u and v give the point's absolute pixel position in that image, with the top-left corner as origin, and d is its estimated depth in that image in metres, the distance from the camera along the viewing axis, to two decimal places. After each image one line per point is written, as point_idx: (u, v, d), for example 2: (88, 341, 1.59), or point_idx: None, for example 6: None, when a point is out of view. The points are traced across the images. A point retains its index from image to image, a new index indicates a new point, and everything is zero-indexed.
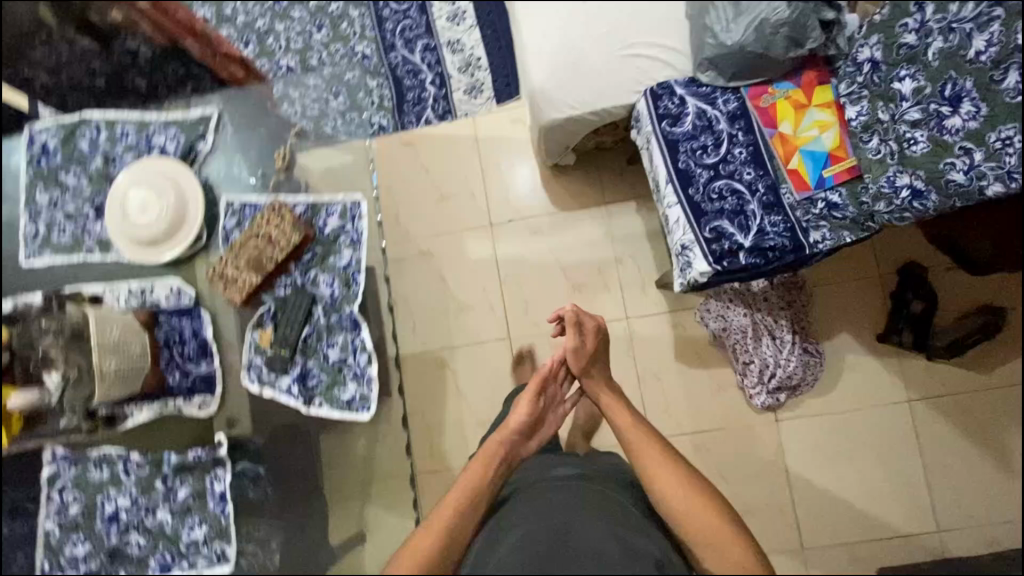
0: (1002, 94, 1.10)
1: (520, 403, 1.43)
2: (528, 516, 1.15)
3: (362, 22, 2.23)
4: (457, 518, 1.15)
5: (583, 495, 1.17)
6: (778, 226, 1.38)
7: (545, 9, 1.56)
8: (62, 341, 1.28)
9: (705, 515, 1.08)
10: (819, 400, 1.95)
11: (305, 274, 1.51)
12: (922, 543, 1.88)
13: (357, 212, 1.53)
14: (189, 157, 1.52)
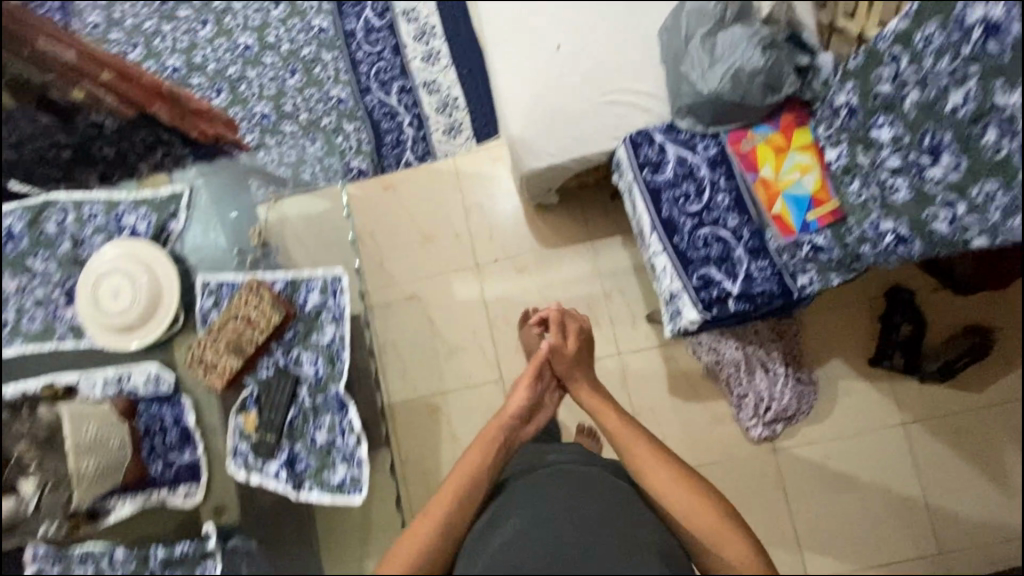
0: (983, 150, 1.03)
1: (517, 391, 1.29)
2: (527, 502, 1.01)
3: (336, 65, 2.20)
4: (454, 507, 1.04)
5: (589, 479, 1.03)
6: (765, 271, 1.38)
7: (520, 61, 1.56)
8: (36, 447, 1.15)
9: (715, 518, 1.01)
10: (816, 428, 1.94)
11: (288, 354, 1.42)
12: (926, 566, 1.88)
13: (338, 287, 1.46)
14: (161, 238, 1.45)
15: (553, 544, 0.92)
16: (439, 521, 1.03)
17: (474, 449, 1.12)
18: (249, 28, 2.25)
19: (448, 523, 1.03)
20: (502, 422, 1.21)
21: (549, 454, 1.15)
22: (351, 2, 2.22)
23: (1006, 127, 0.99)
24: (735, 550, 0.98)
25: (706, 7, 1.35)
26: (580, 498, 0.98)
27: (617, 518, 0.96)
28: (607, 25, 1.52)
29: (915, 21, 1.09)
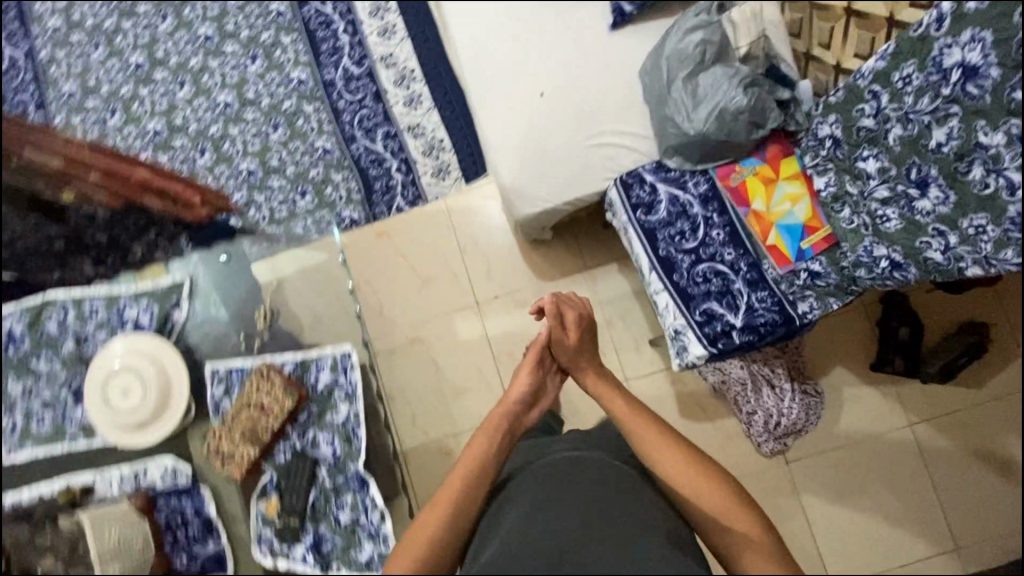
0: (970, 185, 1.05)
1: (519, 376, 1.31)
2: (533, 492, 1.02)
3: (319, 116, 2.21)
4: (462, 498, 1.06)
5: (595, 465, 1.04)
6: (766, 301, 1.40)
7: (505, 110, 1.58)
8: (62, 562, 1.28)
9: (719, 493, 1.05)
10: (826, 437, 1.97)
11: (303, 434, 1.43)
12: (946, 562, 1.91)
13: (347, 363, 1.47)
14: (165, 330, 1.48)
15: (557, 534, 0.94)
16: (447, 514, 1.04)
17: (477, 438, 1.13)
18: (227, 85, 2.25)
19: (455, 516, 1.05)
20: (506, 410, 1.22)
21: (553, 445, 1.16)
22: (329, 52, 2.22)
23: (992, 165, 1.01)
24: (741, 522, 1.02)
25: (687, 47, 1.35)
26: (586, 487, 1.00)
27: (623, 505, 0.98)
28: (588, 69, 1.54)
29: (894, 61, 1.11)
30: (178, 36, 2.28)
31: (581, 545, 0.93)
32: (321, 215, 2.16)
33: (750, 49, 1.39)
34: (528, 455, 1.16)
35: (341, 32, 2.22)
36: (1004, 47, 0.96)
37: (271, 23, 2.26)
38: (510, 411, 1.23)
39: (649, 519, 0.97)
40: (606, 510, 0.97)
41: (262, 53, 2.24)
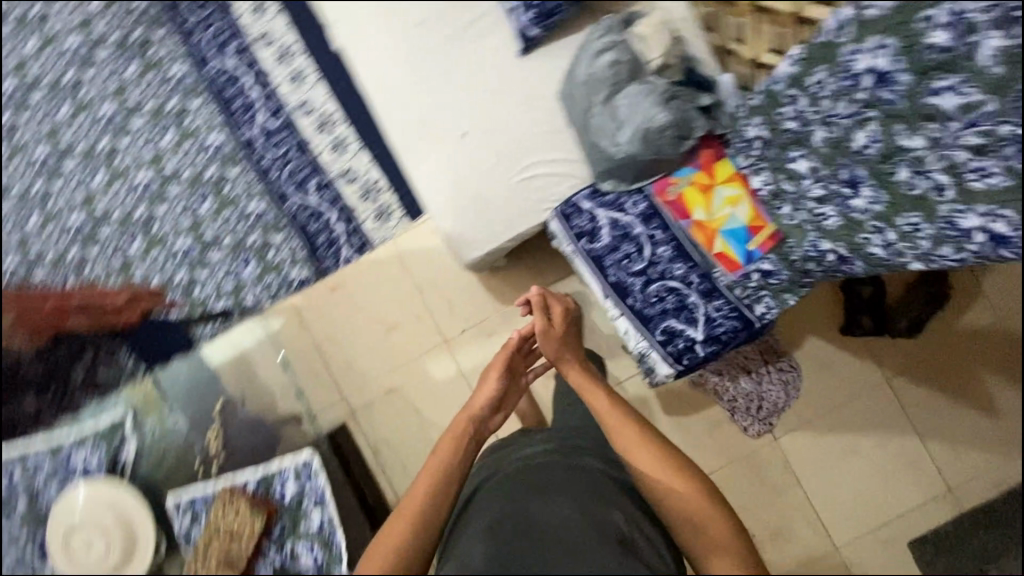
0: (900, 185, 1.05)
1: (488, 378, 1.47)
2: (499, 493, 1.17)
3: (245, 178, 2.11)
4: (428, 501, 1.15)
5: (560, 469, 1.20)
6: (723, 309, 1.38)
7: (429, 156, 1.53)
8: None
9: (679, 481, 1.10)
10: (808, 407, 2.00)
11: (282, 550, 1.54)
12: (938, 504, 1.97)
13: (310, 470, 1.62)
14: (117, 471, 1.56)
15: (522, 534, 1.06)
16: (416, 521, 1.13)
17: (448, 436, 1.29)
18: (144, 163, 2.15)
19: (426, 525, 1.13)
20: (472, 411, 1.39)
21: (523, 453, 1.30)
22: (242, 110, 2.12)
23: (916, 167, 1.02)
24: (701, 513, 1.06)
25: (598, 70, 1.29)
26: (550, 491, 1.13)
27: (584, 502, 1.10)
28: (505, 100, 1.48)
29: (805, 66, 1.10)
30: (80, 121, 2.17)
31: (540, 545, 1.04)
32: (269, 281, 2.09)
33: (664, 57, 1.32)
34: (496, 464, 1.31)
35: (250, 86, 2.11)
36: (911, 53, 0.96)
37: (174, 89, 2.14)
38: (476, 415, 1.39)
39: (606, 517, 1.07)
40: (565, 509, 1.08)
41: (173, 123, 2.14)
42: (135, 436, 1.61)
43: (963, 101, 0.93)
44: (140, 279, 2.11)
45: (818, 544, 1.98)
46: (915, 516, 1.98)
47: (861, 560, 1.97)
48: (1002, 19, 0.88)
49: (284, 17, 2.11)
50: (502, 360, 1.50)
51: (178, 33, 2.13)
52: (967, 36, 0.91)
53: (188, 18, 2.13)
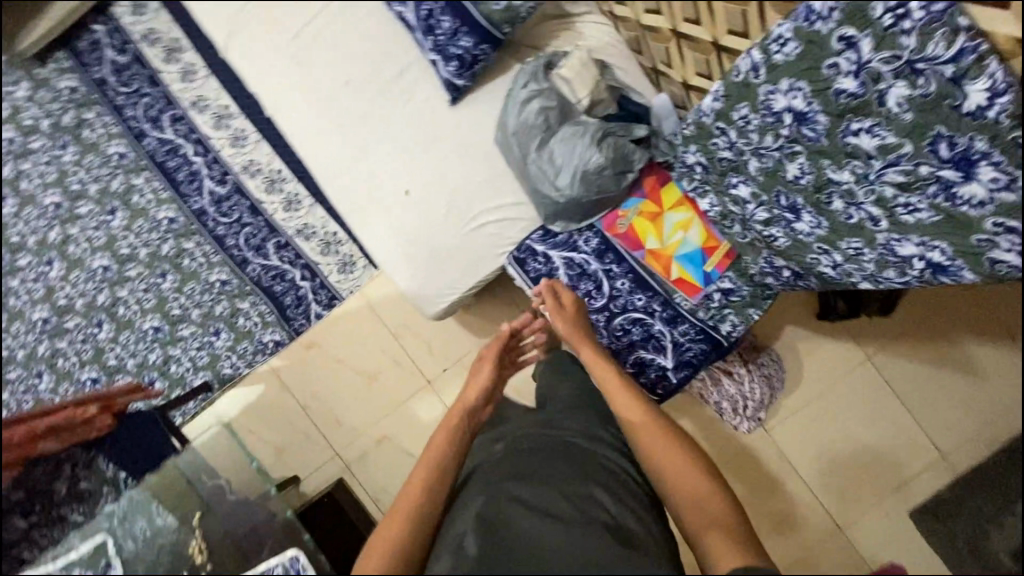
0: (838, 215, 1.04)
1: (478, 369, 1.38)
2: (495, 472, 1.09)
3: (202, 249, 2.08)
4: (427, 487, 1.08)
5: (554, 446, 1.12)
6: (689, 333, 1.38)
7: (377, 218, 1.50)
8: None
9: (680, 458, 1.04)
10: (794, 395, 2.01)
11: None
12: (933, 470, 1.98)
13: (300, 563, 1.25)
14: None
15: (518, 520, 0.99)
16: (413, 512, 1.04)
17: (442, 431, 1.17)
18: (97, 249, 2.10)
19: (421, 516, 1.04)
20: (464, 405, 1.28)
21: (518, 424, 1.22)
22: (187, 180, 2.07)
23: (849, 200, 1.01)
24: (702, 494, 1.00)
25: (527, 118, 1.26)
26: (548, 473, 1.06)
27: (583, 487, 1.03)
28: (442, 153, 1.45)
29: (725, 103, 1.08)
30: (28, 215, 2.13)
31: (537, 532, 0.97)
32: (243, 348, 2.07)
33: (592, 96, 1.29)
34: (491, 437, 1.22)
35: (192, 155, 2.07)
36: (823, 97, 0.96)
37: (115, 169, 2.09)
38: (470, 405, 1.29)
39: (602, 505, 1.01)
40: (563, 495, 1.01)
41: (120, 204, 2.09)
42: (120, 556, 1.29)
43: (879, 143, 0.94)
44: (115, 366, 2.09)
45: (821, 527, 2.01)
46: (913, 488, 2.00)
47: (865, 537, 2.00)
48: (903, 69, 0.88)
49: (216, 81, 2.06)
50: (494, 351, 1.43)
51: (111, 111, 2.08)
52: (874, 84, 0.91)
53: (117, 95, 2.08)
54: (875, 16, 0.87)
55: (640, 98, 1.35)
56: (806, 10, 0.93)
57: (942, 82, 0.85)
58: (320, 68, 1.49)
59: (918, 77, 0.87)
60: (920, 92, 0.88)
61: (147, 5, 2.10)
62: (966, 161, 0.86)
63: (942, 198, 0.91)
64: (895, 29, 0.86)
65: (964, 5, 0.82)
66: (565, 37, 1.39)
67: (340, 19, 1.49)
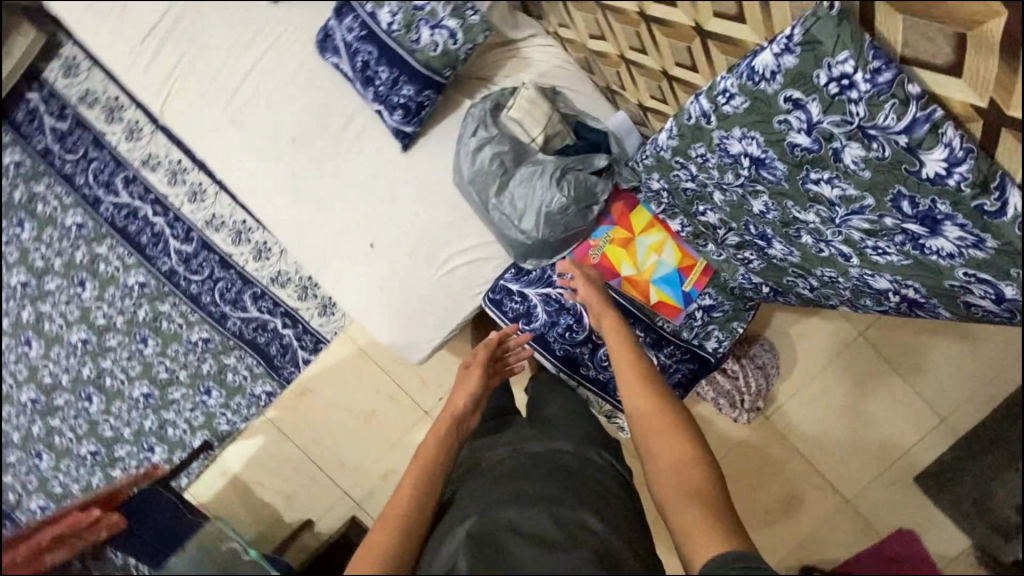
0: (809, 246, 0.93)
1: (466, 374, 1.20)
2: (486, 488, 0.94)
3: (179, 309, 2.04)
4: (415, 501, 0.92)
5: (547, 464, 0.96)
6: (675, 354, 1.35)
7: (346, 274, 1.45)
8: None
9: (666, 430, 0.95)
10: (790, 379, 2.01)
11: None
12: (935, 437, 1.98)
13: None
14: None
15: (506, 542, 0.85)
16: (400, 531, 0.89)
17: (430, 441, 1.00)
18: (74, 322, 2.07)
19: (408, 537, 0.89)
20: (453, 414, 1.10)
21: (506, 437, 1.06)
22: (151, 242, 2.01)
23: (817, 237, 0.89)
24: (686, 470, 0.90)
25: (483, 166, 1.22)
26: (541, 489, 0.91)
27: (576, 513, 0.88)
28: (402, 198, 1.40)
29: (682, 141, 0.97)
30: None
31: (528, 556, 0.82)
32: (236, 403, 2.06)
33: (546, 131, 1.24)
34: (478, 447, 1.06)
35: (152, 216, 2.00)
36: (778, 148, 0.84)
37: (76, 239, 2.03)
38: (456, 412, 1.11)
39: (594, 532, 0.87)
40: (557, 521, 0.86)
41: (88, 274, 2.04)
42: None
43: (841, 194, 0.83)
44: (112, 436, 2.08)
45: (830, 502, 2.03)
46: (911, 458, 1.99)
47: (874, 507, 2.02)
48: (855, 133, 0.77)
49: (162, 135, 1.98)
50: (482, 354, 1.23)
51: (61, 181, 2.01)
52: (829, 143, 0.79)
53: (64, 164, 2.00)
54: (819, 84, 0.76)
55: (598, 123, 1.30)
56: (748, 67, 0.81)
57: (897, 150, 0.75)
58: (262, 126, 1.42)
59: (872, 140, 0.76)
60: (875, 155, 0.77)
61: (78, 64, 1.99)
62: (930, 218, 0.77)
63: (912, 246, 0.82)
64: (843, 96, 0.75)
65: (912, 71, 0.71)
66: (513, 66, 1.32)
67: (275, 71, 1.41)
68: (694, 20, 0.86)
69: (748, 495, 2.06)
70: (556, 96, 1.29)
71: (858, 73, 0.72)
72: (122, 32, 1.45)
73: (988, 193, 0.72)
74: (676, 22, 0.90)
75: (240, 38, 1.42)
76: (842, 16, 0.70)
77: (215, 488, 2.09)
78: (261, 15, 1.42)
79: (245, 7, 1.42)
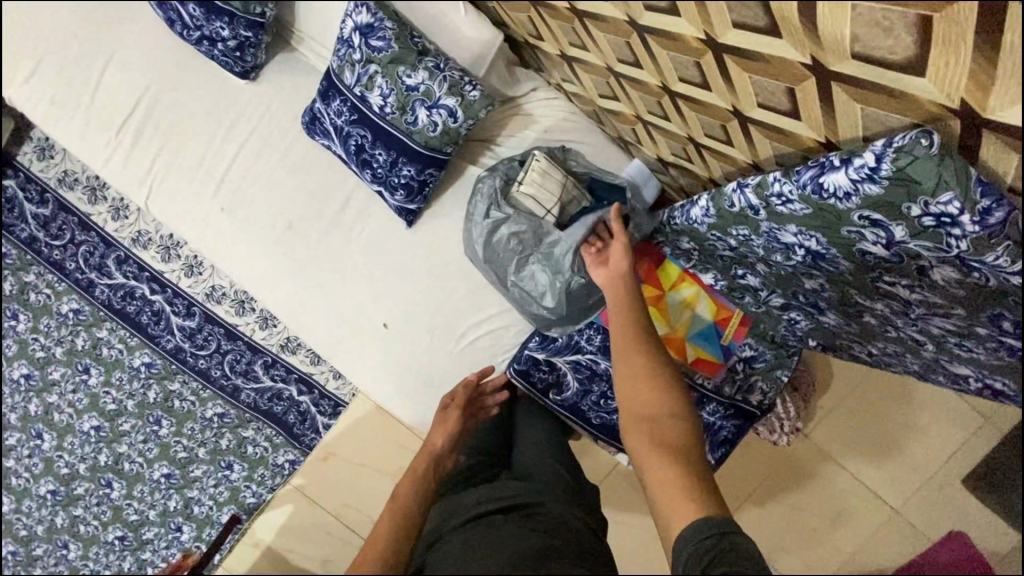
0: (875, 277, 0.71)
1: (446, 410, 1.16)
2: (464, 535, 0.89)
3: (190, 386, 1.96)
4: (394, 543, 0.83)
5: (518, 517, 0.90)
6: (720, 410, 1.26)
7: (361, 355, 1.35)
8: None
9: (647, 385, 0.88)
10: (826, 396, 1.74)
11: None
12: (976, 441, 1.68)
13: None
14: None
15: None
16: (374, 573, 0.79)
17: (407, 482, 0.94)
18: (83, 410, 2.00)
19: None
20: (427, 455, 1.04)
21: (477, 490, 1.01)
22: (153, 321, 1.93)
23: (898, 309, 0.73)
24: (662, 424, 0.84)
25: (499, 247, 1.17)
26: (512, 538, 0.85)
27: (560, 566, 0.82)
28: (413, 275, 1.31)
29: (721, 220, 0.87)
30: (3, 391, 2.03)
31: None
32: (260, 475, 1.98)
33: (561, 200, 1.15)
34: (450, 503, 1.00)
35: (150, 294, 1.91)
36: (844, 250, 0.70)
37: (75, 326, 1.96)
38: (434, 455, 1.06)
39: None
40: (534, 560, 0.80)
41: (92, 360, 1.97)
42: None
43: (921, 299, 0.68)
44: (137, 520, 2.02)
45: (874, 519, 1.77)
46: (954, 462, 1.70)
47: None
48: (948, 259, 0.60)
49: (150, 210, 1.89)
50: (462, 393, 1.18)
51: (51, 268, 1.93)
52: (909, 257, 0.63)
53: (51, 251, 1.91)
54: (909, 215, 0.59)
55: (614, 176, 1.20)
56: (812, 180, 0.65)
57: (1004, 284, 0.57)
58: (255, 211, 1.33)
59: (971, 270, 0.59)
60: (974, 281, 0.60)
61: (53, 145, 1.90)
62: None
63: (1008, 355, 0.67)
64: (939, 230, 0.58)
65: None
66: (518, 124, 1.24)
67: (264, 152, 1.33)
68: (732, 104, 0.72)
69: (795, 518, 1.80)
70: (566, 155, 1.20)
71: (965, 215, 0.54)
72: (95, 124, 1.36)
73: None
74: (708, 102, 0.76)
75: (224, 120, 1.33)
76: (943, 153, 0.53)
77: (249, 559, 2.05)
78: (242, 95, 1.33)
79: (225, 88, 1.34)
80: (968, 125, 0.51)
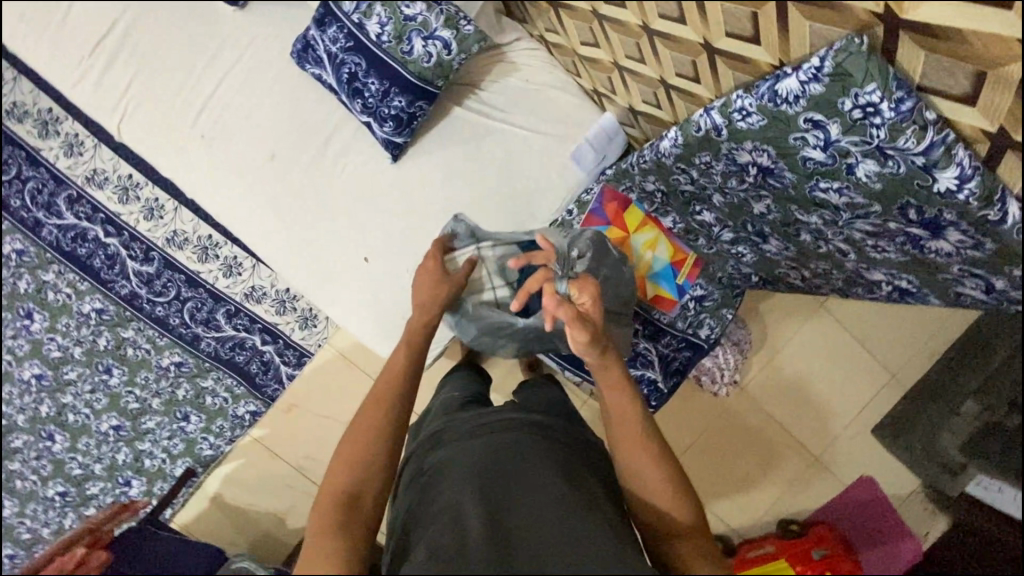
0: (808, 187, 0.88)
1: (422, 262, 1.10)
2: (468, 434, 0.89)
3: (145, 334, 1.90)
4: (391, 419, 0.85)
5: (522, 423, 0.89)
6: (675, 342, 1.41)
7: (337, 288, 1.37)
8: None
9: (667, 493, 0.81)
10: (762, 349, 1.92)
11: None
12: (885, 397, 1.87)
13: None
14: None
15: (501, 496, 0.76)
16: (372, 439, 0.82)
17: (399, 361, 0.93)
18: (23, 357, 1.90)
19: (379, 444, 0.83)
20: (412, 343, 0.97)
21: (475, 411, 0.98)
22: (106, 266, 1.86)
23: (832, 215, 0.89)
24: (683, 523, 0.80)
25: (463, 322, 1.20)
26: (518, 444, 0.84)
27: (568, 466, 0.82)
28: (389, 212, 1.35)
29: (687, 150, 0.98)
30: None
31: (521, 515, 0.73)
32: (219, 426, 1.94)
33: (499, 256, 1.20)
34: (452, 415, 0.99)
35: (104, 237, 1.85)
36: (789, 160, 0.86)
37: (17, 268, 1.86)
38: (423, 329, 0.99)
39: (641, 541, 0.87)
40: (544, 464, 0.80)
41: (36, 305, 1.88)
42: None
43: (847, 202, 0.85)
44: (81, 474, 1.93)
45: (804, 462, 1.91)
46: (863, 415, 1.89)
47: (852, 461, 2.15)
48: (872, 151, 0.76)
49: (106, 149, 1.83)
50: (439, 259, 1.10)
51: None
52: (842, 156, 0.79)
53: None
54: (843, 110, 0.75)
55: (565, 145, 1.32)
56: (769, 90, 0.79)
57: (913, 168, 0.74)
58: (236, 144, 1.36)
59: (887, 160, 0.76)
60: (890, 171, 0.77)
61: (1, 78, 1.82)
62: (934, 224, 0.78)
63: (913, 245, 0.84)
64: (865, 121, 0.74)
65: (927, 97, 0.71)
66: (500, 70, 1.35)
67: (245, 88, 1.36)
68: (704, 36, 0.84)
69: (739, 466, 1.93)
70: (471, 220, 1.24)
71: (884, 103, 0.71)
72: (70, 49, 1.36)
73: (991, 205, 0.71)
74: (682, 38, 0.89)
75: (207, 52, 1.36)
76: (870, 50, 0.69)
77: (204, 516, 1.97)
78: (227, 25, 1.36)
79: (212, 20, 1.36)
80: (890, 29, 0.67)
